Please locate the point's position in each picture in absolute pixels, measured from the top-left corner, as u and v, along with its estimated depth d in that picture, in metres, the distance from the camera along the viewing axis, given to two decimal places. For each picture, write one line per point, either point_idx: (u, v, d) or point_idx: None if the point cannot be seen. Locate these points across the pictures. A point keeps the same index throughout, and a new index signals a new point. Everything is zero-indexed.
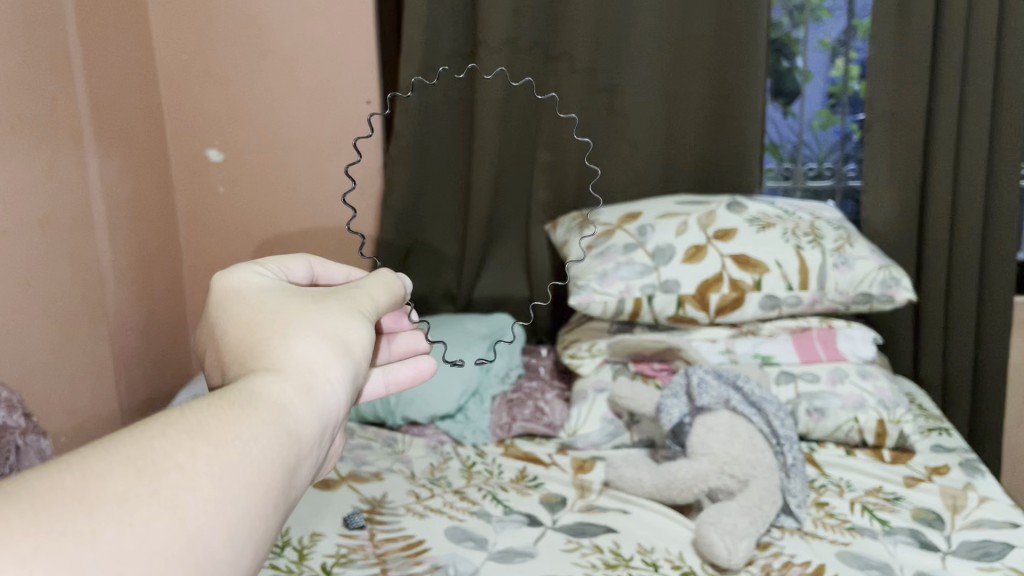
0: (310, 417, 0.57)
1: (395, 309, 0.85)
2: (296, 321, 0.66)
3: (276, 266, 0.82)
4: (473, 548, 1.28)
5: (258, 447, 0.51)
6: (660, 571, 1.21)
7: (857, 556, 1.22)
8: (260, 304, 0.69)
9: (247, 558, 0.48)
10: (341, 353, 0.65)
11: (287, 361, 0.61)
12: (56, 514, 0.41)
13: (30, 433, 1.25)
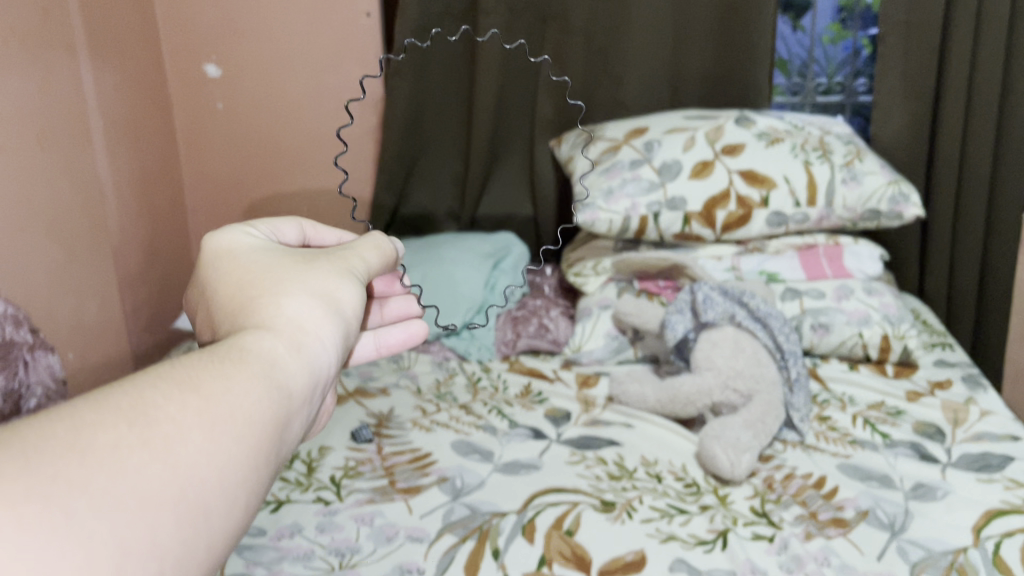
0: (300, 374, 0.57)
1: (386, 270, 0.84)
2: (286, 279, 0.65)
3: (267, 227, 0.80)
4: (479, 460, 1.30)
5: (249, 400, 0.51)
6: (664, 483, 1.23)
7: (857, 467, 1.24)
8: (249, 262, 0.68)
9: (238, 507, 0.48)
10: (330, 312, 0.64)
11: (276, 318, 0.60)
12: (47, 460, 0.40)
13: (38, 348, 1.28)
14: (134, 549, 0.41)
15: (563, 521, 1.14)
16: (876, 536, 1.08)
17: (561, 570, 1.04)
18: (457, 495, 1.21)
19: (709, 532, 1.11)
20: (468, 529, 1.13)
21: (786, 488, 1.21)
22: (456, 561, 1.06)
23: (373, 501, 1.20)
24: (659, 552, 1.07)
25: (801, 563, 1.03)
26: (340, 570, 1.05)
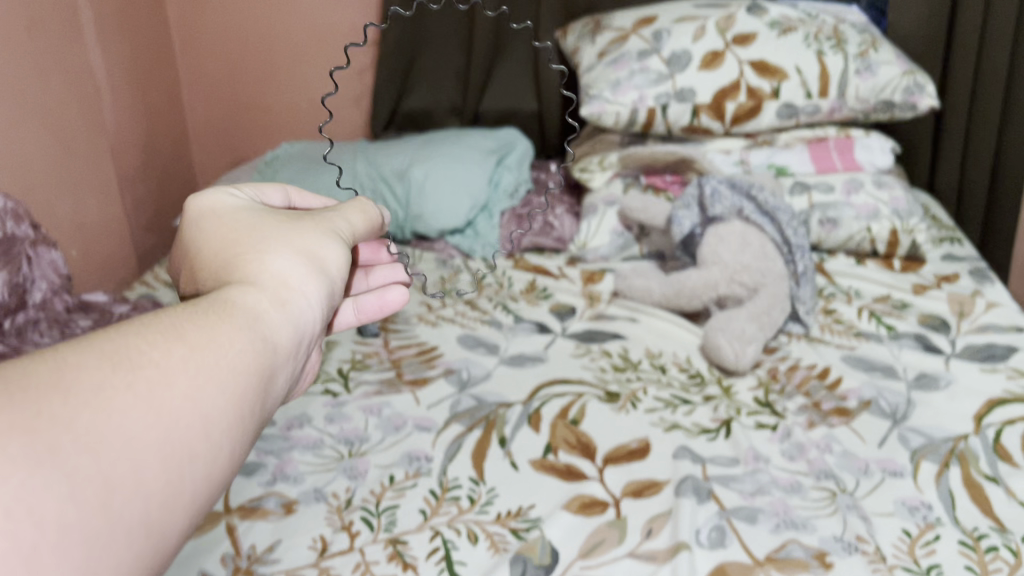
0: (288, 328, 0.50)
1: (373, 239, 0.73)
2: (272, 229, 0.56)
3: (252, 186, 0.67)
4: (485, 354, 1.31)
5: (237, 349, 0.44)
6: (668, 374, 1.24)
7: (862, 359, 1.24)
8: (234, 207, 0.59)
9: (228, 458, 0.42)
10: (322, 269, 0.56)
11: (262, 274, 0.52)
12: (28, 394, 0.35)
13: (40, 243, 1.27)
14: (122, 493, 0.36)
15: (569, 411, 1.15)
16: (877, 425, 1.09)
17: (567, 457, 1.06)
18: (463, 387, 1.22)
19: (712, 421, 1.12)
20: (474, 419, 1.14)
21: (790, 379, 1.22)
22: (464, 449, 1.08)
23: (380, 393, 1.21)
24: (663, 441, 1.08)
25: (803, 450, 1.05)
26: (350, 458, 1.06)
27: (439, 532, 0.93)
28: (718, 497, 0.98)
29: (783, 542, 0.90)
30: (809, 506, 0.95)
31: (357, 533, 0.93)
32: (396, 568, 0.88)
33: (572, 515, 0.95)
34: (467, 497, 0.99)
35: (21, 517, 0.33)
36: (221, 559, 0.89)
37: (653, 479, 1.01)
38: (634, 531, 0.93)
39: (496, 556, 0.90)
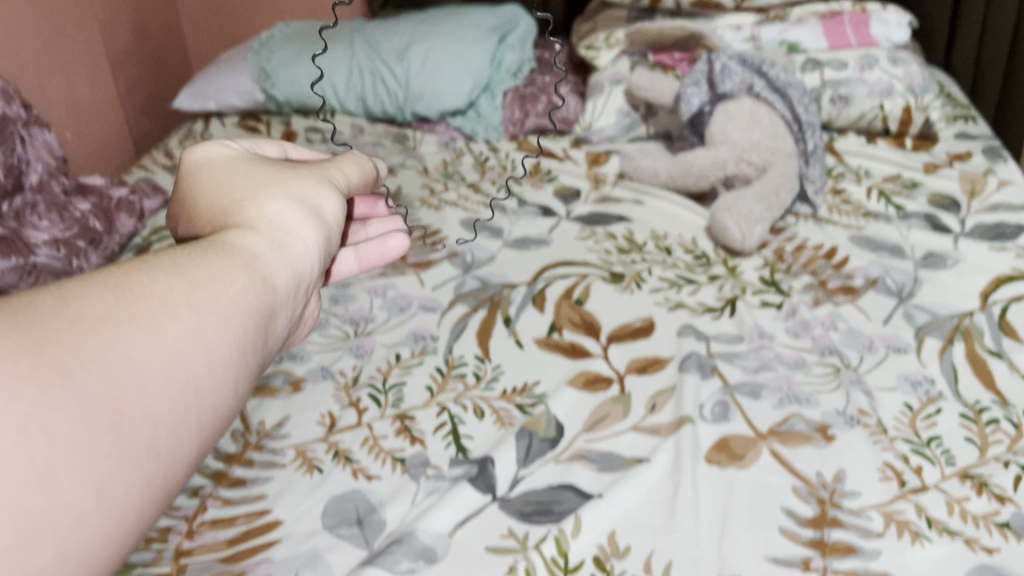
0: (287, 269, 0.50)
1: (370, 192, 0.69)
2: (265, 179, 0.55)
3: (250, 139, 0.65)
4: (489, 237, 1.30)
5: (235, 287, 0.44)
6: (673, 255, 1.23)
7: (870, 239, 1.23)
8: (234, 152, 0.59)
9: (231, 394, 0.42)
10: (320, 213, 0.56)
11: (262, 214, 0.52)
12: (30, 319, 0.35)
13: (34, 125, 1.24)
14: (129, 421, 0.36)
15: (573, 292, 1.15)
16: (883, 303, 1.09)
17: (571, 336, 1.06)
18: (467, 269, 1.22)
19: (718, 300, 1.12)
20: (479, 300, 1.14)
21: (796, 259, 1.21)
22: (469, 329, 1.08)
23: (384, 275, 1.20)
24: (668, 320, 1.08)
25: (808, 328, 1.05)
26: (355, 338, 1.07)
27: (446, 408, 0.94)
28: (722, 374, 0.98)
29: (786, 417, 0.91)
30: (813, 381, 0.96)
31: (365, 410, 0.94)
32: (404, 442, 0.90)
33: (577, 391, 0.96)
34: (473, 375, 1.00)
35: (33, 435, 0.33)
36: (231, 435, 0.91)
37: (657, 356, 1.02)
38: (638, 406, 0.94)
39: (502, 430, 0.91)
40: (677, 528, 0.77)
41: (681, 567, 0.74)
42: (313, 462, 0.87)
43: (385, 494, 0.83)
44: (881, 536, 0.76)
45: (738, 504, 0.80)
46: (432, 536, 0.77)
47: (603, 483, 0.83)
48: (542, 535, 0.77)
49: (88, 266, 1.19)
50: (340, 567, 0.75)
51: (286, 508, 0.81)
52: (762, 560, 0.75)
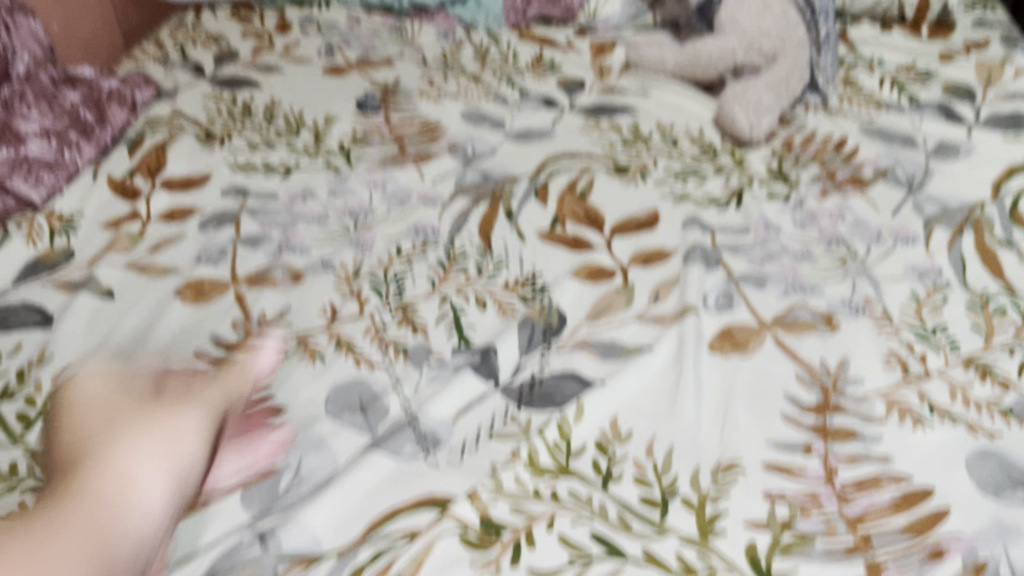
0: (134, 525, 0.64)
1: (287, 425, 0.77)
2: (126, 424, 0.70)
3: (126, 363, 0.81)
4: (490, 130, 1.27)
5: (63, 562, 0.58)
6: (679, 147, 1.21)
7: (881, 129, 1.20)
8: (107, 395, 0.74)
9: None
10: (185, 459, 0.69)
11: (134, 475, 0.66)
12: None
13: (15, 11, 1.20)
14: None
15: (577, 185, 1.12)
16: (892, 194, 1.07)
17: (574, 229, 1.05)
18: (468, 162, 1.19)
19: (724, 192, 1.10)
20: (480, 193, 1.12)
21: (805, 150, 1.18)
22: (470, 222, 1.06)
23: (384, 168, 1.18)
24: (673, 212, 1.06)
25: (815, 220, 1.03)
26: (355, 231, 1.05)
27: (448, 299, 0.94)
28: (727, 265, 0.97)
29: (790, 306, 0.90)
30: (819, 272, 0.95)
31: (366, 301, 0.94)
32: (407, 333, 0.89)
33: (579, 283, 0.95)
34: (475, 267, 0.99)
35: None
36: (231, 325, 0.90)
37: (661, 248, 1.00)
38: (641, 296, 0.93)
39: (505, 321, 0.91)
40: (679, 415, 0.77)
41: (683, 452, 0.74)
42: (315, 351, 0.87)
43: (388, 382, 0.83)
44: (883, 421, 0.77)
45: (741, 391, 0.80)
46: (436, 422, 0.78)
47: (605, 371, 0.83)
48: (544, 421, 0.78)
49: (81, 158, 1.17)
50: (344, 453, 0.76)
51: (289, 396, 0.82)
52: (764, 445, 0.75)
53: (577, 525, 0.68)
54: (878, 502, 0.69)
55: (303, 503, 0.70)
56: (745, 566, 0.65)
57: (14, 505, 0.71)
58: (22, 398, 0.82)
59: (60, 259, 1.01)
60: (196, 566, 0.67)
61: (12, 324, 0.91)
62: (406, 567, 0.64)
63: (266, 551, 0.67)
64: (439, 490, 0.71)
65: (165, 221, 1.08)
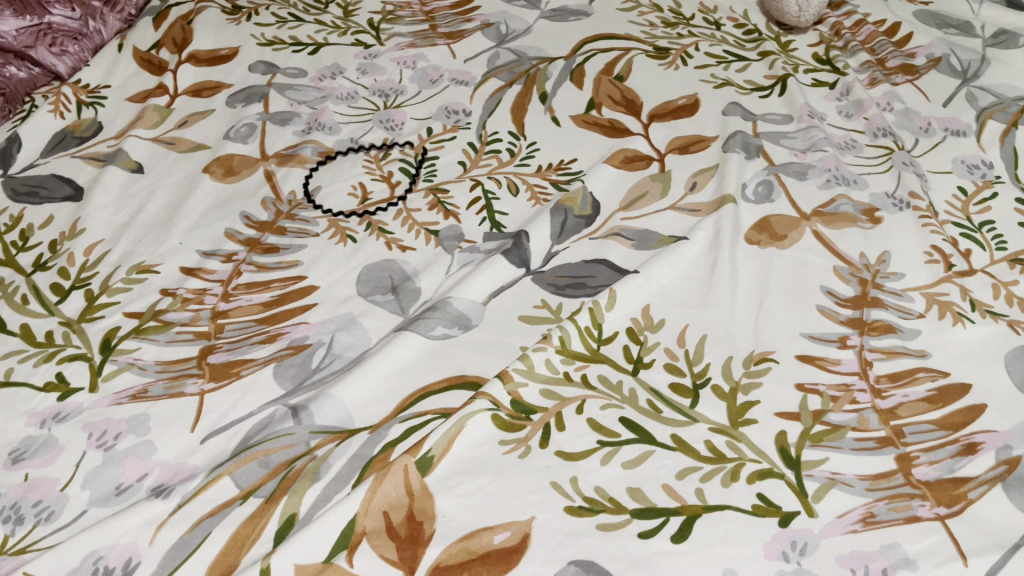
0: (199, 456, 0.66)
1: (328, 318, 0.77)
2: (180, 373, 0.72)
3: (164, 276, 0.81)
4: (525, 8, 1.22)
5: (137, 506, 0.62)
6: (722, 30, 1.15)
7: (936, 15, 1.15)
8: (152, 334, 0.75)
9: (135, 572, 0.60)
10: (237, 383, 0.71)
11: (195, 416, 0.69)
12: None
13: None
14: None
15: (614, 68, 1.08)
16: (945, 83, 1.03)
17: (610, 114, 1.01)
18: (502, 41, 1.15)
19: (767, 78, 1.05)
20: (514, 74, 1.08)
21: (854, 36, 1.12)
22: (503, 104, 1.03)
23: (414, 46, 1.14)
24: (714, 98, 1.02)
25: (862, 108, 0.99)
26: (385, 110, 1.03)
27: (480, 184, 0.92)
28: (768, 154, 0.94)
29: (832, 198, 0.88)
30: (862, 163, 0.92)
31: (397, 184, 0.92)
32: (438, 216, 0.88)
33: (614, 169, 0.93)
34: (507, 151, 0.97)
35: None
36: (262, 203, 0.89)
37: (700, 136, 0.97)
38: (677, 185, 0.91)
39: (537, 207, 0.89)
40: (712, 304, 0.76)
41: (715, 341, 0.74)
42: (346, 232, 0.86)
43: (419, 264, 0.83)
44: (922, 317, 0.75)
45: (777, 283, 0.79)
46: (467, 304, 0.77)
47: (638, 260, 0.82)
48: (576, 308, 0.77)
49: (105, 29, 1.14)
50: (376, 332, 0.76)
51: (320, 275, 0.81)
52: (798, 337, 0.74)
53: (607, 409, 0.68)
54: (912, 397, 0.69)
55: (335, 379, 0.71)
56: (774, 455, 0.65)
57: (52, 372, 0.72)
58: (56, 268, 0.82)
59: (88, 132, 1.00)
60: (230, 436, 0.67)
61: (43, 195, 0.91)
62: (437, 445, 0.64)
63: (299, 425, 0.68)
64: (469, 372, 0.72)
65: (192, 96, 1.06)
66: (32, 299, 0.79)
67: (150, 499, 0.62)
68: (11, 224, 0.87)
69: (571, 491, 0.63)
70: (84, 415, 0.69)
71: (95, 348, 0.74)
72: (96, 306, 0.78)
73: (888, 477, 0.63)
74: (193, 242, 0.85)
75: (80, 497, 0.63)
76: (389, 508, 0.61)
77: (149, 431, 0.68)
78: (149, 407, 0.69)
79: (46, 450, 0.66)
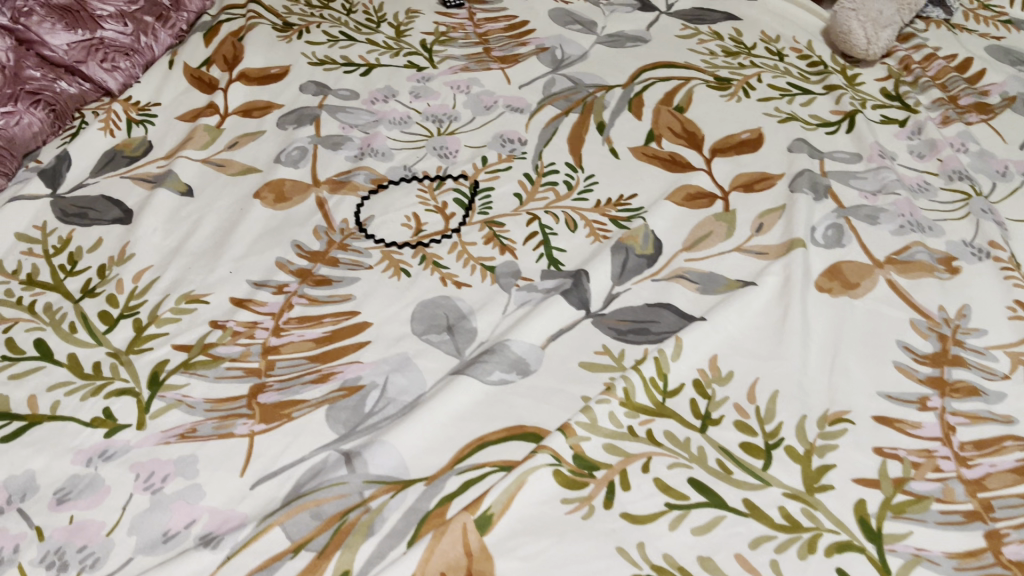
0: (250, 503, 0.64)
1: (381, 358, 0.74)
2: (230, 412, 0.70)
3: (214, 308, 0.79)
4: (581, 32, 1.19)
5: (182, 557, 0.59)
6: (786, 61, 1.12)
7: (1009, 52, 1.11)
8: (202, 369, 0.73)
9: None
10: (288, 425, 0.69)
11: (246, 460, 0.66)
12: None
13: None
14: None
15: (674, 97, 1.05)
16: (1021, 125, 0.99)
17: (671, 147, 0.98)
18: (558, 67, 1.12)
19: (833, 114, 1.02)
20: (571, 102, 1.05)
21: (925, 70, 1.08)
22: (560, 133, 1.01)
23: (468, 69, 1.11)
24: (779, 132, 0.99)
25: (935, 149, 0.95)
26: (439, 137, 1.00)
27: (537, 218, 0.89)
28: (836, 195, 0.90)
29: (906, 245, 0.84)
30: (937, 209, 0.88)
31: (451, 216, 0.89)
32: (494, 251, 0.85)
33: (677, 207, 0.89)
34: (564, 183, 0.94)
35: None
36: (313, 232, 0.87)
37: (765, 173, 0.94)
38: (743, 225, 0.87)
39: (597, 244, 0.86)
40: (783, 356, 0.73)
41: (788, 398, 0.70)
42: (399, 266, 0.83)
43: (475, 302, 0.80)
44: (1006, 378, 0.72)
45: (850, 335, 0.75)
46: (525, 347, 0.74)
47: (704, 305, 0.78)
48: (640, 356, 0.74)
49: (157, 44, 1.13)
50: (431, 375, 0.73)
51: (373, 310, 0.79)
52: (875, 396, 0.70)
53: (674, 468, 0.65)
54: (1000, 467, 0.65)
55: (390, 425, 0.68)
56: (854, 527, 0.61)
57: (99, 407, 0.70)
58: (104, 295, 0.80)
59: (138, 151, 0.99)
60: (281, 483, 0.65)
61: (91, 217, 0.89)
62: (497, 502, 0.61)
63: (352, 473, 0.65)
64: (528, 422, 0.69)
65: (242, 116, 1.04)
66: (80, 327, 0.77)
67: (198, 549, 0.60)
68: (60, 246, 0.86)
69: (638, 558, 0.59)
70: (131, 454, 0.67)
71: (144, 382, 0.72)
72: (144, 336, 0.76)
73: (977, 556, 0.59)
74: (243, 271, 0.82)
75: (127, 543, 0.61)
76: (447, 568, 0.58)
77: (197, 474, 0.65)
78: (197, 448, 0.67)
79: (92, 491, 0.64)
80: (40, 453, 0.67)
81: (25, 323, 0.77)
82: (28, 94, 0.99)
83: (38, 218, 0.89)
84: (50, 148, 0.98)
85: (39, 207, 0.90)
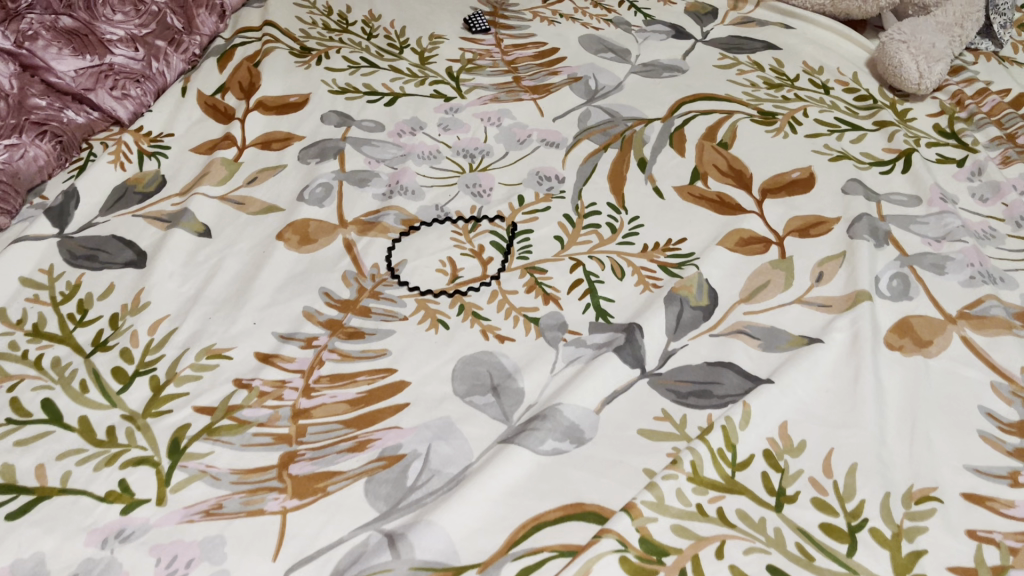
0: None
1: (423, 422, 0.68)
2: (261, 485, 0.64)
3: (237, 364, 0.72)
4: (614, 61, 1.14)
5: None
6: (832, 94, 1.07)
7: None
8: (227, 434, 0.67)
9: None
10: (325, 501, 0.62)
11: (282, 540, 0.60)
12: None
13: None
14: None
15: (717, 132, 1.00)
16: None
17: (718, 186, 0.93)
18: (593, 98, 1.07)
19: (887, 152, 0.96)
20: (608, 136, 1.00)
21: (979, 106, 1.04)
22: (599, 170, 0.95)
23: (498, 100, 1.06)
24: (831, 172, 0.93)
25: (999, 192, 0.91)
26: (471, 173, 0.94)
27: (581, 263, 0.83)
28: (898, 242, 0.84)
29: (979, 298, 0.79)
30: (1006, 257, 0.84)
31: (489, 261, 0.84)
32: (536, 300, 0.79)
33: (730, 253, 0.84)
34: (607, 226, 0.88)
35: None
36: (343, 278, 0.81)
37: (820, 216, 0.88)
38: (801, 274, 0.82)
39: (647, 293, 0.80)
40: (860, 425, 0.67)
41: (868, 472, 0.64)
42: (436, 317, 0.77)
43: (520, 359, 0.74)
44: None
45: (927, 400, 0.70)
46: (579, 413, 0.68)
47: (769, 365, 0.72)
48: (704, 423, 0.68)
49: (169, 70, 1.07)
50: (477, 443, 0.67)
51: (411, 368, 0.73)
52: (962, 470, 0.65)
53: (751, 554, 0.59)
54: None
55: (437, 502, 0.62)
56: None
57: (114, 480, 0.64)
58: (117, 349, 0.74)
59: (151, 186, 0.92)
60: (317, 569, 0.58)
61: (102, 260, 0.83)
62: None
63: (397, 559, 0.58)
64: (588, 500, 0.62)
65: (261, 148, 0.98)
66: (91, 386, 0.71)
67: None
68: (68, 292, 0.79)
69: None
70: (151, 534, 0.60)
71: (164, 450, 0.66)
72: (163, 397, 0.70)
73: None
74: (269, 322, 0.76)
75: None
76: None
77: (225, 559, 0.59)
78: (224, 528, 0.61)
79: None
80: (50, 532, 0.60)
81: (32, 380, 0.71)
82: (34, 125, 0.92)
83: (45, 261, 0.82)
84: (56, 183, 0.92)
85: (45, 249, 0.83)
